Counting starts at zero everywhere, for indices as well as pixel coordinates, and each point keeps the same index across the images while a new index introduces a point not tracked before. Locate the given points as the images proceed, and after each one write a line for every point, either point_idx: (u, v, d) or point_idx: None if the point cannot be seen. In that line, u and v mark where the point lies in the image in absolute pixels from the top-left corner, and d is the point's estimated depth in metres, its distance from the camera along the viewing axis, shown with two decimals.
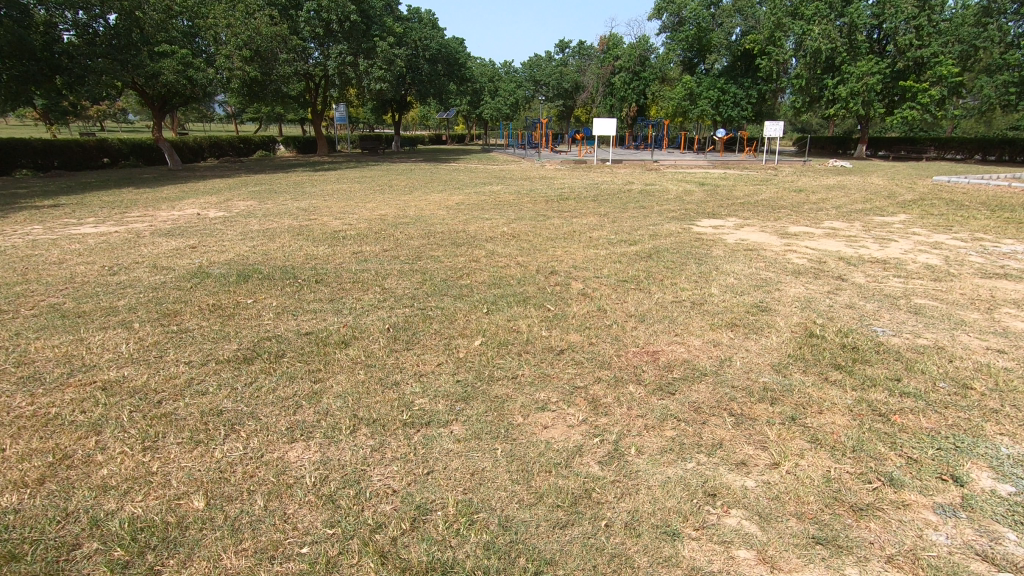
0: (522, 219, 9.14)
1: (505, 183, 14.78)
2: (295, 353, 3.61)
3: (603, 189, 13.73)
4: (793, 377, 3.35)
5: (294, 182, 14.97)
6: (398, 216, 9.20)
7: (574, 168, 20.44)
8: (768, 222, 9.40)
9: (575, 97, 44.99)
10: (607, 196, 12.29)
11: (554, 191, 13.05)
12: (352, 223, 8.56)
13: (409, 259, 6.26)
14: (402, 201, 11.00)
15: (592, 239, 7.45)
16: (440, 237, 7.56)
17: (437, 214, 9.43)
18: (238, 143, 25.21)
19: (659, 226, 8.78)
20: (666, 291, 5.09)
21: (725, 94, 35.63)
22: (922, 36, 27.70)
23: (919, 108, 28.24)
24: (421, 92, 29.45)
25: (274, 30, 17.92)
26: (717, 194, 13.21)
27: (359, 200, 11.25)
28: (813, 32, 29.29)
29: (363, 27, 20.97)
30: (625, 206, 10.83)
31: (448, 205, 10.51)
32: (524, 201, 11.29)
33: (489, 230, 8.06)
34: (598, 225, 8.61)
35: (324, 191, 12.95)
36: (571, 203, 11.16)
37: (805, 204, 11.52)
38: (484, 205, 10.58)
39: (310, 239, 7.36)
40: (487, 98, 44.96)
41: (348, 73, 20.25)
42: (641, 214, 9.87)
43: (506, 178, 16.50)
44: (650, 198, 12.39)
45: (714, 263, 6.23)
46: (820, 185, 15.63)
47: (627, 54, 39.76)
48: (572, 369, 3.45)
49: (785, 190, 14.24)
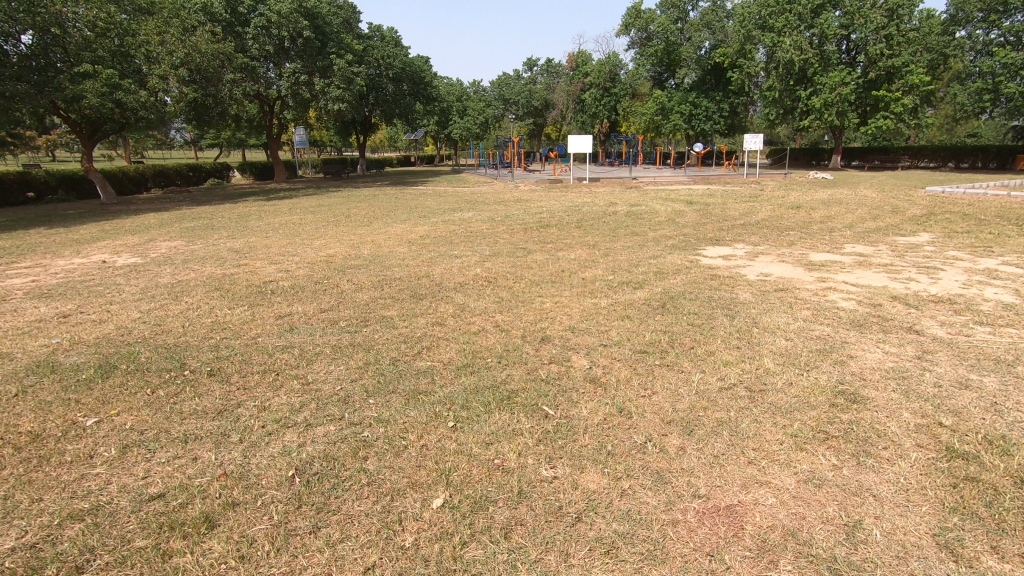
0: (499, 256, 7.69)
1: (475, 209, 13.39)
2: (109, 561, 2.03)
3: (585, 212, 12.44)
4: (987, 570, 1.93)
5: (239, 215, 13.32)
6: (350, 257, 7.65)
7: (550, 188, 19.17)
8: (783, 248, 8.15)
9: (545, 115, 44.22)
10: (592, 222, 10.98)
11: (531, 218, 11.70)
12: (290, 269, 7.01)
13: (352, 325, 4.72)
14: (358, 236, 9.47)
15: (586, 283, 6.01)
16: (397, 285, 6.06)
17: (397, 253, 7.92)
18: (186, 171, 23.34)
19: (661, 258, 7.43)
20: (707, 370, 3.65)
21: (697, 108, 35.14)
22: (892, 46, 27.57)
23: (893, 118, 28.01)
24: (386, 113, 28.07)
25: (217, 47, 16.29)
26: (710, 214, 12.03)
27: (308, 236, 9.67)
28: (784, 43, 28.93)
29: (318, 43, 19.57)
30: (614, 234, 9.51)
31: (412, 239, 9.03)
32: (498, 231, 9.88)
33: (459, 273, 6.58)
34: (589, 262, 7.19)
35: (270, 225, 11.34)
36: (552, 231, 9.80)
37: (811, 224, 10.38)
38: (452, 239, 9.12)
39: (229, 296, 5.75)
40: (455, 118, 43.82)
41: (304, 92, 18.78)
42: (635, 244, 8.56)
43: (477, 202, 15.11)
44: (640, 221, 11.13)
45: (748, 315, 4.86)
46: (814, 200, 14.63)
47: (596, 70, 39.15)
48: (603, 572, 1.96)
49: (781, 207, 13.13)
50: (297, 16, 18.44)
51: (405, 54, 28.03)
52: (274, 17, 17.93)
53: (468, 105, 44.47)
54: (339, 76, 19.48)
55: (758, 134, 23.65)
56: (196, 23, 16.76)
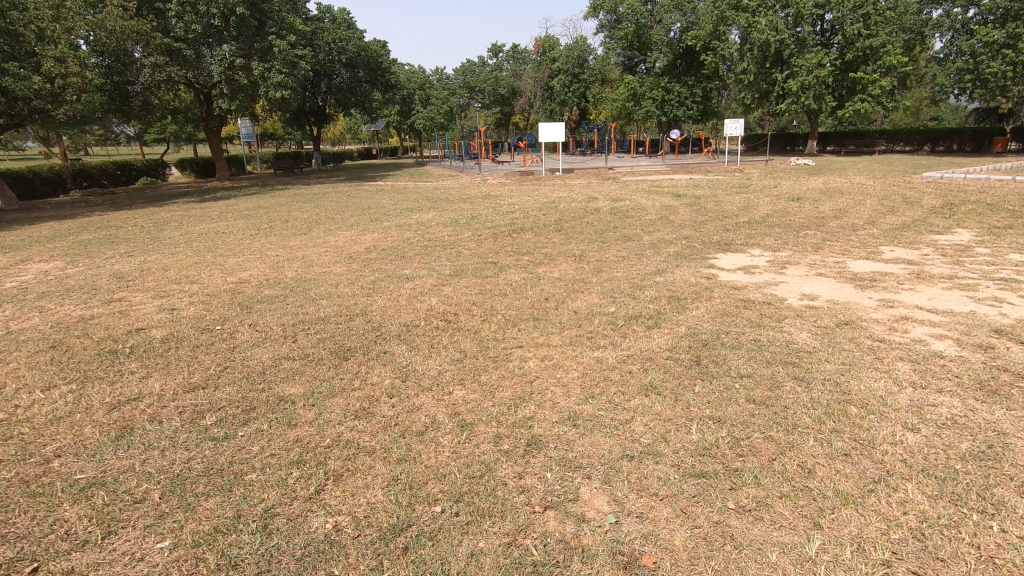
0: (462, 276, 6.01)
1: (439, 209, 11.66)
2: None
3: (563, 210, 10.87)
4: None
5: (157, 223, 11.27)
6: (266, 283, 5.83)
7: (521, 182, 17.50)
8: (809, 254, 6.70)
9: (511, 103, 42.48)
10: (574, 222, 9.39)
11: (503, 218, 10.08)
12: (178, 305, 5.19)
13: (224, 422, 2.97)
14: (288, 250, 7.65)
15: (580, 320, 4.40)
16: (317, 332, 4.32)
17: (330, 274, 6.17)
18: (112, 169, 20.80)
19: (666, 274, 5.88)
20: (824, 528, 2.06)
21: (669, 93, 33.85)
22: (869, 25, 26.68)
23: (870, 100, 27.24)
24: (340, 101, 25.88)
25: (129, 25, 14.03)
26: (705, 210, 10.58)
27: (226, 251, 7.78)
28: (760, 24, 27.76)
29: (256, 22, 17.40)
30: (602, 238, 7.95)
31: (355, 253, 7.28)
32: (463, 237, 8.22)
33: (406, 309, 4.86)
34: (578, 283, 5.58)
35: (186, 235, 9.40)
36: (528, 237, 8.18)
37: (823, 219, 9.04)
38: (406, 249, 7.44)
39: (63, 361, 3.91)
40: (418, 107, 41.52)
41: (240, 78, 16.65)
42: (629, 251, 7.03)
43: (440, 200, 13.38)
44: (629, 220, 9.61)
45: (828, 376, 3.31)
46: (810, 190, 13.39)
47: (564, 56, 37.46)
48: None
49: (779, 199, 11.82)
50: None
51: (360, 37, 25.82)
52: None
53: (430, 94, 42.21)
54: (281, 59, 17.35)
55: (738, 118, 22.49)
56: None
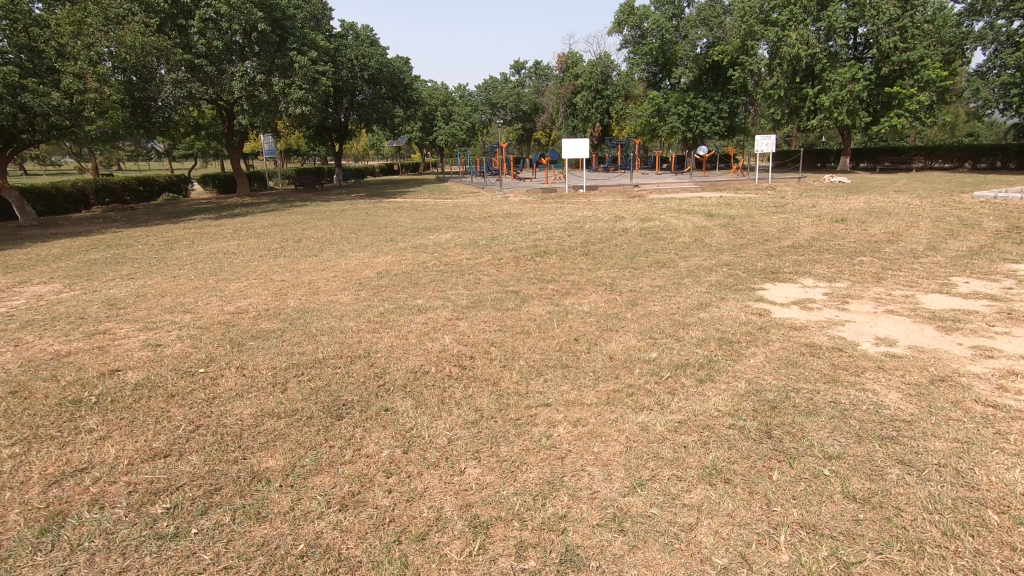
0: (480, 308, 5.40)
1: (458, 228, 11.13)
2: None
3: (589, 231, 10.26)
4: None
5: (168, 241, 10.94)
6: (265, 314, 5.28)
7: (544, 199, 16.96)
8: (871, 286, 5.94)
9: (534, 119, 42.18)
10: (601, 245, 8.76)
11: (526, 239, 9.49)
12: (164, 340, 4.67)
13: (178, 513, 2.37)
14: (295, 274, 7.15)
15: (617, 370, 3.74)
16: (313, 380, 3.74)
17: (336, 304, 5.61)
18: (135, 185, 20.89)
19: (711, 309, 5.18)
20: None
21: (695, 109, 33.16)
22: (906, 38, 25.73)
23: (908, 115, 26.22)
24: (362, 118, 25.79)
25: (150, 41, 13.96)
26: (742, 232, 9.86)
27: (230, 275, 7.31)
28: (790, 38, 27.01)
29: (277, 38, 17.31)
30: (633, 264, 7.29)
31: (366, 279, 6.73)
32: (482, 261, 7.65)
33: (415, 350, 4.25)
34: (611, 319, 4.93)
35: (194, 256, 9.00)
36: (552, 261, 7.56)
37: (876, 244, 8.26)
38: (421, 275, 6.88)
39: (15, 413, 3.36)
40: (440, 123, 41.48)
41: (261, 94, 16.52)
42: (664, 280, 6.36)
43: (460, 218, 12.88)
44: (660, 243, 8.94)
45: (945, 460, 2.58)
46: (853, 210, 12.56)
47: (587, 72, 37.10)
48: None
49: (821, 220, 11.02)
50: (250, 6, 16.17)
51: (382, 54, 25.76)
52: (223, 7, 15.64)
53: (453, 110, 42.18)
54: (302, 75, 17.21)
55: (770, 134, 21.73)
56: (126, 13, 14.41)
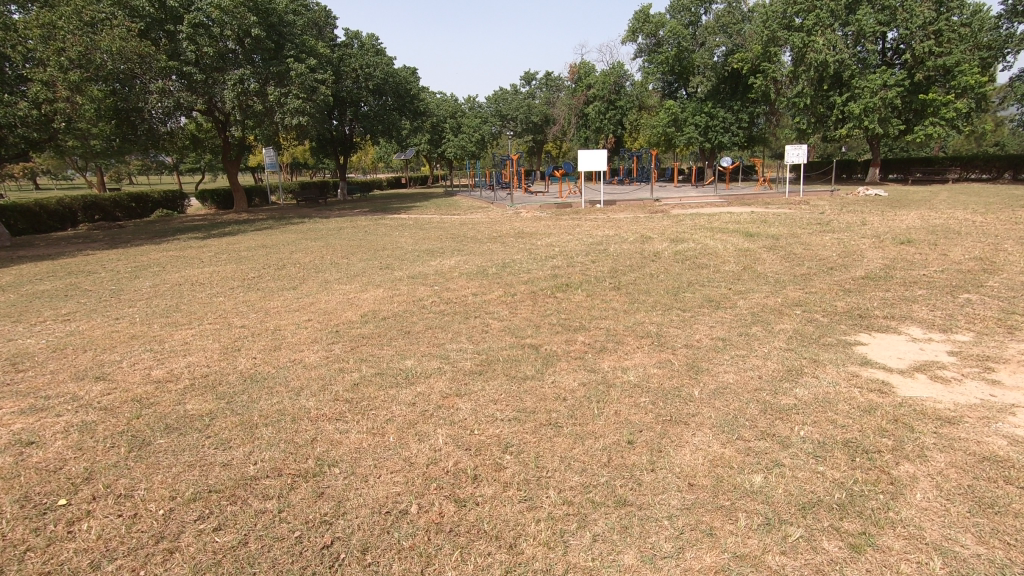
0: (488, 376, 4.02)
1: (466, 252, 9.82)
2: None
3: (615, 256, 8.90)
4: None
5: (138, 266, 9.70)
6: (199, 388, 3.92)
7: (559, 216, 15.64)
8: (1009, 342, 4.48)
9: (545, 131, 40.96)
10: (634, 275, 7.38)
11: (544, 266, 8.14)
12: (44, 433, 3.30)
13: None
14: (263, 316, 5.81)
15: (710, 518, 2.32)
16: (222, 532, 2.35)
17: (298, 367, 4.25)
18: (127, 201, 19.88)
19: (808, 382, 3.74)
20: None
21: (714, 119, 31.78)
22: (941, 43, 24.28)
23: (944, 124, 24.75)
24: (366, 129, 24.73)
25: (131, 47, 12.91)
26: (796, 257, 8.44)
27: (183, 317, 5.96)
28: (816, 43, 25.63)
29: (273, 45, 16.30)
30: (678, 302, 5.89)
31: (346, 325, 5.37)
32: (493, 298, 6.29)
33: (394, 463, 2.85)
34: (673, 399, 3.51)
35: (156, 288, 7.72)
36: (577, 299, 6.18)
37: (970, 274, 6.83)
38: (416, 319, 5.54)
39: None
40: (448, 135, 40.42)
41: (255, 104, 15.44)
42: (724, 328, 4.95)
43: (467, 239, 11.57)
44: (702, 272, 7.53)
45: None
46: (911, 230, 11.10)
47: (600, 81, 35.88)
48: None
49: (881, 242, 9.60)
50: (243, 10, 15.16)
51: (389, 63, 24.72)
52: (214, 11, 14.64)
53: (462, 121, 41.13)
54: (299, 84, 16.17)
55: (801, 144, 20.34)
56: (107, 16, 13.41)
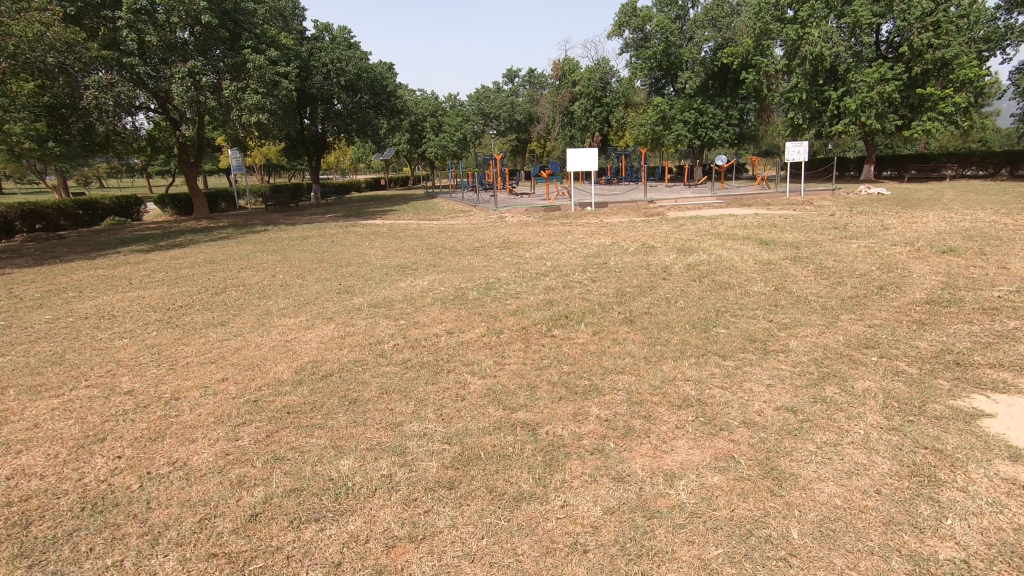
0: (464, 494, 2.63)
1: (443, 268, 8.44)
2: None
3: (619, 272, 7.59)
4: None
5: (49, 292, 8.11)
6: (1, 533, 2.46)
7: (548, 220, 14.31)
8: None
9: (529, 130, 39.54)
10: (645, 300, 6.07)
11: (535, 288, 6.79)
12: None
13: None
14: (164, 375, 4.33)
15: None
16: None
17: (175, 479, 2.82)
18: (73, 209, 18.10)
19: (959, 506, 2.42)
20: None
21: (703, 115, 30.67)
22: (940, 34, 23.39)
23: (942, 119, 23.94)
24: (339, 128, 23.18)
25: (55, 33, 11.32)
26: (830, 273, 7.21)
27: (56, 375, 4.46)
28: (811, 35, 24.62)
29: (227, 34, 14.77)
30: (712, 344, 4.56)
31: (272, 390, 3.92)
32: (473, 338, 4.91)
33: None
34: (762, 552, 2.17)
35: (54, 324, 6.20)
36: (582, 339, 4.80)
37: None
38: (369, 377, 4.12)
39: None
40: (429, 134, 38.82)
41: (207, 100, 13.91)
42: (788, 391, 3.62)
43: (445, 250, 10.19)
44: (728, 294, 6.23)
45: None
46: (942, 234, 9.99)
47: (585, 78, 34.55)
48: None
49: (919, 251, 8.44)
50: None
51: (362, 58, 23.19)
52: None
53: (443, 120, 39.54)
54: (257, 77, 14.65)
55: (801, 141, 19.25)
56: None
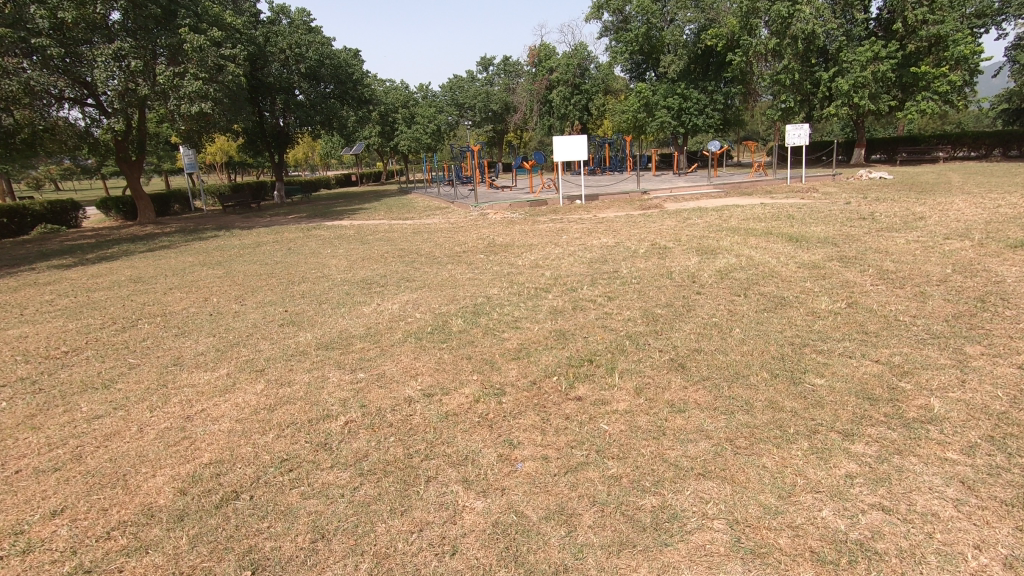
0: None
1: (419, 283, 6.86)
2: None
3: (638, 285, 6.10)
4: None
5: None
6: None
7: (536, 217, 12.76)
8: None
9: (506, 120, 37.78)
10: (688, 328, 4.59)
11: (538, 312, 5.25)
12: None
13: None
14: None
15: None
16: None
17: None
18: None
19: None
20: None
21: (688, 101, 29.35)
22: (935, 9, 22.42)
23: (938, 99, 23.03)
24: (301, 120, 21.22)
25: None
26: (899, 279, 5.82)
27: None
28: (802, 12, 23.41)
29: (160, 11, 12.86)
30: (817, 410, 3.09)
31: (126, 542, 2.31)
32: (462, 409, 3.33)
33: None
34: None
35: None
36: (623, 406, 3.27)
37: None
38: (298, 502, 2.53)
39: None
40: (401, 126, 36.75)
41: (138, 87, 12.05)
42: (1000, 520, 2.16)
43: (420, 258, 8.60)
44: (792, 316, 4.78)
45: None
46: (990, 224, 8.73)
47: (563, 65, 32.90)
48: None
49: (984, 246, 7.13)
50: None
51: (324, 43, 21.24)
52: None
53: (415, 112, 37.54)
54: (197, 60, 12.78)
55: (801, 123, 18.02)
56: None
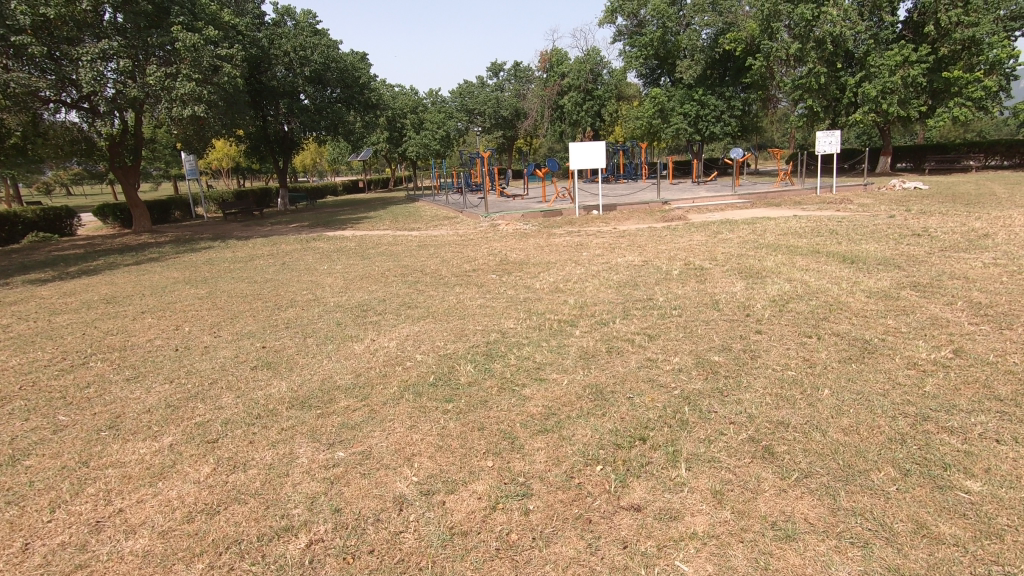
0: None
1: (422, 311, 5.91)
2: None
3: (682, 319, 5.12)
4: None
5: None
6: None
7: (551, 230, 11.79)
8: None
9: (516, 126, 36.91)
10: (761, 385, 3.60)
11: (566, 357, 4.27)
12: None
13: None
14: None
15: None
16: None
17: None
18: None
19: None
20: None
21: (705, 107, 28.32)
22: (969, 11, 21.27)
23: (971, 105, 21.87)
24: (305, 125, 20.45)
25: None
26: (1002, 316, 4.79)
27: None
28: (828, 14, 22.31)
29: (152, 8, 12.11)
30: (997, 547, 2.09)
31: None
32: (473, 524, 2.37)
33: None
34: None
35: None
36: (703, 526, 2.29)
37: None
38: None
39: None
40: (409, 132, 35.98)
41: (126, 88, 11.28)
42: None
43: (424, 278, 7.66)
44: (889, 369, 3.77)
45: None
46: None
47: (575, 70, 31.99)
48: None
49: None
50: None
51: (329, 45, 20.48)
52: None
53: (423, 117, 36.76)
54: (190, 60, 12.00)
55: (833, 130, 16.86)
56: None
